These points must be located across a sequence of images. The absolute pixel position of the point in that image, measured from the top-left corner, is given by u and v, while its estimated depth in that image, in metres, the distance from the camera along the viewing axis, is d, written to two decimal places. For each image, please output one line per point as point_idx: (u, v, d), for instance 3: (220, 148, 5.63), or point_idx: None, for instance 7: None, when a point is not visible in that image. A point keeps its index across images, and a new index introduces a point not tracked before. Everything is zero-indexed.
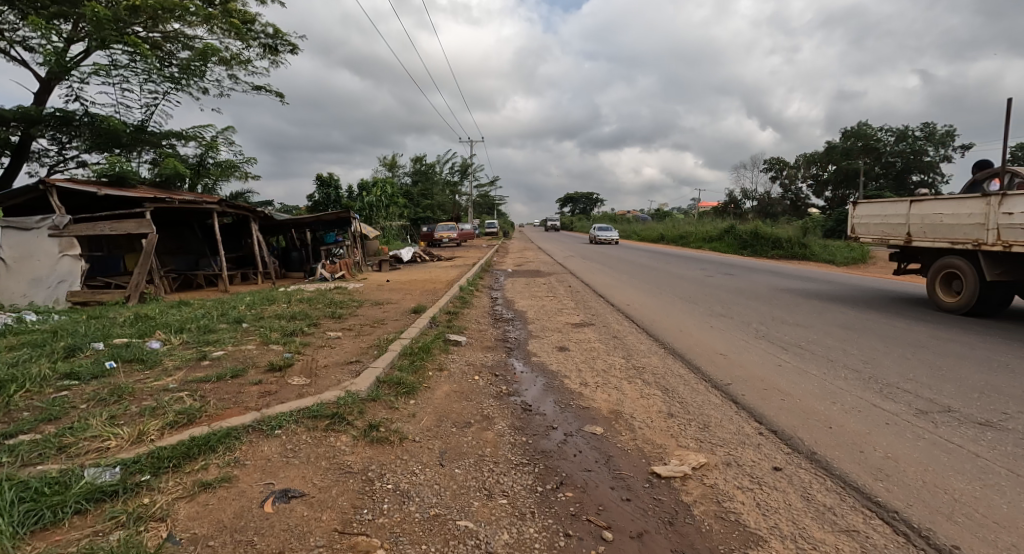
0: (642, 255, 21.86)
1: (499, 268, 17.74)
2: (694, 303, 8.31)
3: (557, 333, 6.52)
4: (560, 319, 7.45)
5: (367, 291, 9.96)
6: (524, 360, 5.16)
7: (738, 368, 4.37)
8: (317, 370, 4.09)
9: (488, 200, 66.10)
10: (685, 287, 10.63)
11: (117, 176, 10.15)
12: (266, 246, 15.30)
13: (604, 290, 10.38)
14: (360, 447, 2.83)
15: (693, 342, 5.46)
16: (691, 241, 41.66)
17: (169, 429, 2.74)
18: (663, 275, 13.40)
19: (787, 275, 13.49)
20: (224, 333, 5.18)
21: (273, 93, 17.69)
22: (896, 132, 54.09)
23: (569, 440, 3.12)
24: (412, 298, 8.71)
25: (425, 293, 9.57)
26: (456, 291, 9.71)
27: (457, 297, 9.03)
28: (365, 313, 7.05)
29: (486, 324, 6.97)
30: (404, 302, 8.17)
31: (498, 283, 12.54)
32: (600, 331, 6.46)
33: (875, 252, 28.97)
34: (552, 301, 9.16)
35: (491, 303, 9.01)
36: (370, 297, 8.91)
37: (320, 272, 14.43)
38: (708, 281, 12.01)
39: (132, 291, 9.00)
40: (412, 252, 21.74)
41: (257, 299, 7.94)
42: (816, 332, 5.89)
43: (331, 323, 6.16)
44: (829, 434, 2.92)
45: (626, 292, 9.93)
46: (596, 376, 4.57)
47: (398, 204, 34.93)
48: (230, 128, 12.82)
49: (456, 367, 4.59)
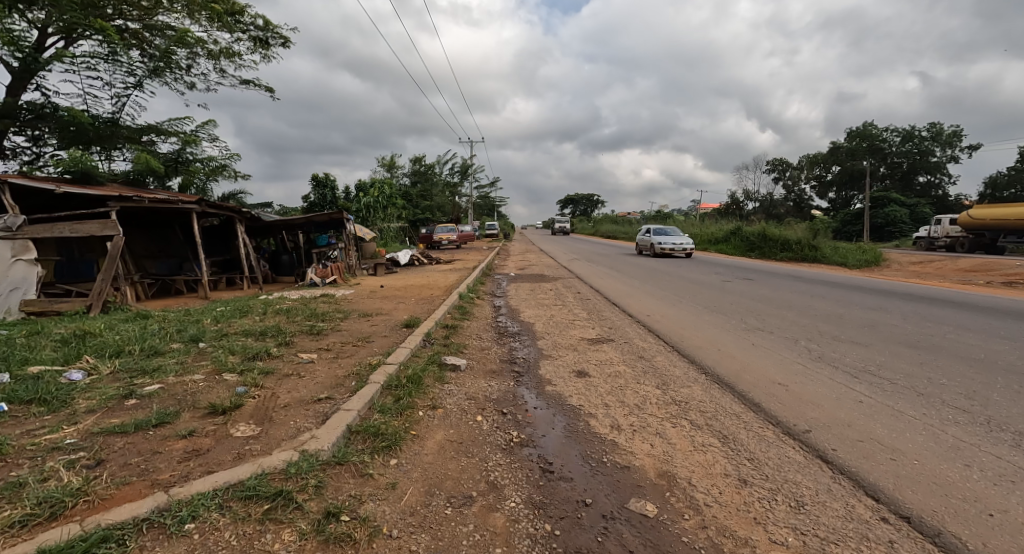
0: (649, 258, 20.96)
1: (501, 272, 16.86)
2: (725, 314, 7.39)
3: (572, 353, 5.57)
4: (573, 334, 6.51)
5: (357, 299, 9.01)
6: (536, 391, 4.21)
7: (813, 407, 3.43)
8: (273, 413, 3.16)
9: (489, 202, 65.09)
10: (709, 295, 9.70)
11: (82, 171, 9.25)
12: (253, 249, 14.40)
13: (619, 298, 9.45)
14: (310, 553, 1.90)
15: (740, 367, 4.55)
16: (696, 243, 40.77)
17: (13, 535, 1.81)
18: (679, 281, 12.50)
19: (810, 280, 12.61)
20: (171, 358, 4.25)
21: (263, 87, 16.88)
22: (901, 132, 53.32)
23: (611, 530, 2.20)
24: (406, 309, 7.77)
25: (420, 302, 8.62)
26: (455, 299, 8.77)
27: (456, 307, 8.11)
28: (350, 328, 6.12)
29: (489, 341, 6.05)
30: (396, 314, 7.25)
31: (501, 290, 11.58)
32: (622, 350, 5.52)
33: (885, 254, 28.13)
34: (562, 312, 8.22)
35: (492, 313, 8.07)
36: (360, 306, 7.96)
37: (310, 276, 13.55)
38: (728, 287, 11.11)
39: (95, 300, 8.06)
40: (410, 255, 20.83)
41: (230, 310, 7.00)
42: (879, 353, 4.98)
43: (306, 342, 5.22)
44: (999, 532, 1.99)
45: (644, 301, 9.01)
46: (629, 415, 3.63)
47: (396, 205, 33.98)
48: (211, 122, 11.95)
49: (453, 404, 3.67)
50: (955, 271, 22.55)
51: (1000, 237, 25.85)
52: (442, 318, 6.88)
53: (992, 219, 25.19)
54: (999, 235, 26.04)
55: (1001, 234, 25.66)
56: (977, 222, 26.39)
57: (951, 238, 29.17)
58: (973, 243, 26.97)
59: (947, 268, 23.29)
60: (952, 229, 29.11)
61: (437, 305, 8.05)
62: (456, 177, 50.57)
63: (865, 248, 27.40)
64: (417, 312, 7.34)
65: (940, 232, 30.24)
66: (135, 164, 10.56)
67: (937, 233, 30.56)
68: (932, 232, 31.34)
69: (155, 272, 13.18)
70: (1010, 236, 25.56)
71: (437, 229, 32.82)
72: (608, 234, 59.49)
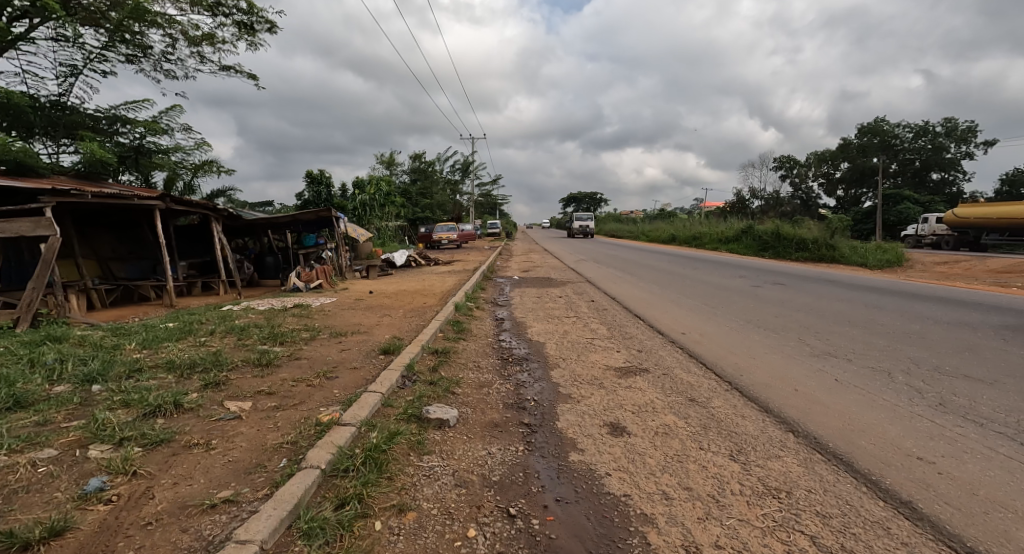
0: (660, 259, 19.65)
1: (503, 274, 15.57)
2: (778, 333, 6.08)
3: (598, 393, 4.21)
4: (596, 362, 5.18)
5: (335, 311, 7.69)
6: (556, 466, 2.91)
7: (1015, 521, 2.12)
8: (117, 544, 1.85)
9: (491, 201, 63.51)
10: (746, 304, 8.40)
11: (14, 161, 7.94)
12: (231, 250, 13.16)
13: (645, 309, 8.11)
14: None
15: (842, 422, 3.24)
16: (705, 242, 39.44)
17: None
18: (705, 286, 11.19)
19: (847, 285, 11.33)
20: (29, 416, 2.94)
21: (245, 74, 15.63)
22: (914, 128, 51.85)
23: None
24: (390, 326, 6.45)
25: (411, 315, 7.30)
26: (451, 311, 7.45)
27: (451, 322, 6.80)
28: (314, 357, 4.79)
29: (490, 373, 4.72)
30: (376, 333, 5.96)
31: (503, 297, 10.22)
32: (665, 391, 4.18)
33: (906, 255, 26.72)
34: (578, 329, 6.88)
35: (494, 330, 6.76)
36: (336, 323, 6.63)
37: (293, 281, 12.33)
38: (759, 293, 9.85)
39: (23, 312, 6.79)
40: (406, 256, 19.57)
41: (172, 329, 5.68)
42: (1018, 397, 3.68)
43: (246, 380, 3.89)
44: None
45: (673, 313, 7.71)
46: (707, 522, 2.31)
47: (393, 203, 32.71)
48: (175, 108, 10.64)
49: (432, 503, 2.36)
50: (985, 271, 21.16)
51: (982, 236, 27.33)
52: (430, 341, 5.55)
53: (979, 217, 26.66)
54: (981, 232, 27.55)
55: (984, 231, 26.92)
56: (962, 220, 27.88)
57: (934, 236, 30.39)
58: (957, 240, 28.42)
59: (976, 269, 21.87)
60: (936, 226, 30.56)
61: (429, 320, 6.74)
62: (457, 174, 49.16)
63: (885, 247, 25.99)
64: (403, 331, 6.04)
65: (926, 229, 31.77)
66: (83, 154, 9.22)
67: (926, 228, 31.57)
68: (920, 230, 32.35)
69: (124, 275, 12.32)
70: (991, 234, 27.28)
71: (436, 229, 31.53)
72: (613, 233, 57.98)
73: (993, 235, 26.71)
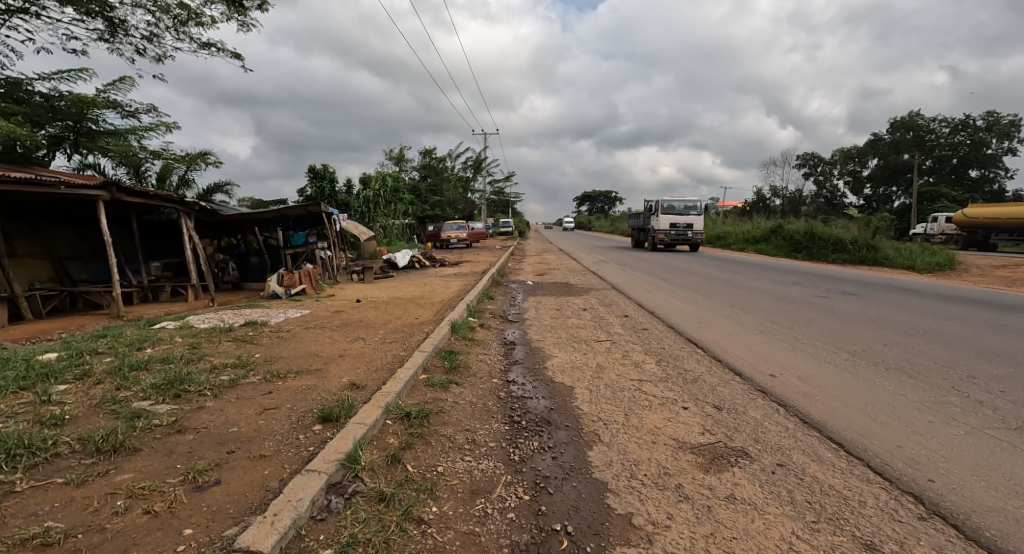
0: (690, 261, 17.65)
1: (515, 278, 13.79)
2: (915, 377, 4.19)
3: (682, 518, 2.34)
4: (658, 434, 3.28)
5: (298, 333, 5.88)
6: None
7: None
8: None
9: (505, 199, 61.45)
10: (831, 324, 6.50)
11: None
12: (204, 250, 11.52)
13: (699, 331, 6.23)
14: None
15: None
16: (731, 242, 36.97)
17: None
18: (762, 297, 9.23)
19: (936, 295, 9.25)
20: None
21: (229, 53, 14.00)
22: (950, 122, 48.74)
23: None
24: (355, 361, 4.62)
25: (392, 342, 5.45)
26: (445, 336, 5.58)
27: (441, 354, 4.93)
28: (211, 427, 2.98)
29: (488, 463, 2.86)
30: (330, 376, 4.11)
31: (515, 311, 8.30)
32: (805, 518, 2.30)
33: (958, 256, 24.14)
34: (619, 366, 4.98)
35: (501, 367, 4.89)
36: (287, 355, 4.80)
37: (272, 286, 10.72)
38: (834, 307, 7.90)
39: None
40: (410, 257, 17.91)
41: (35, 367, 3.91)
42: None
43: (34, 499, 2.10)
44: None
45: (741, 338, 5.83)
46: None
47: (401, 200, 31.01)
48: (122, 80, 9.00)
49: None
50: None
51: (992, 235, 25.85)
52: (402, 397, 3.68)
53: (988, 217, 24.95)
54: (991, 232, 25.78)
55: (993, 232, 25.38)
56: (970, 220, 26.27)
57: (948, 236, 28.96)
58: (967, 240, 26.78)
59: None
60: (947, 227, 29.38)
61: (411, 352, 4.89)
62: (469, 171, 47.12)
63: (934, 250, 23.43)
64: (372, 373, 4.20)
65: (936, 229, 30.22)
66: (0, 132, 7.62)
67: (934, 231, 29.85)
68: (927, 229, 31.14)
69: (84, 278, 10.82)
70: (1000, 234, 25.65)
71: (444, 227, 29.79)
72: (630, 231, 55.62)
73: (1003, 235, 25.27)
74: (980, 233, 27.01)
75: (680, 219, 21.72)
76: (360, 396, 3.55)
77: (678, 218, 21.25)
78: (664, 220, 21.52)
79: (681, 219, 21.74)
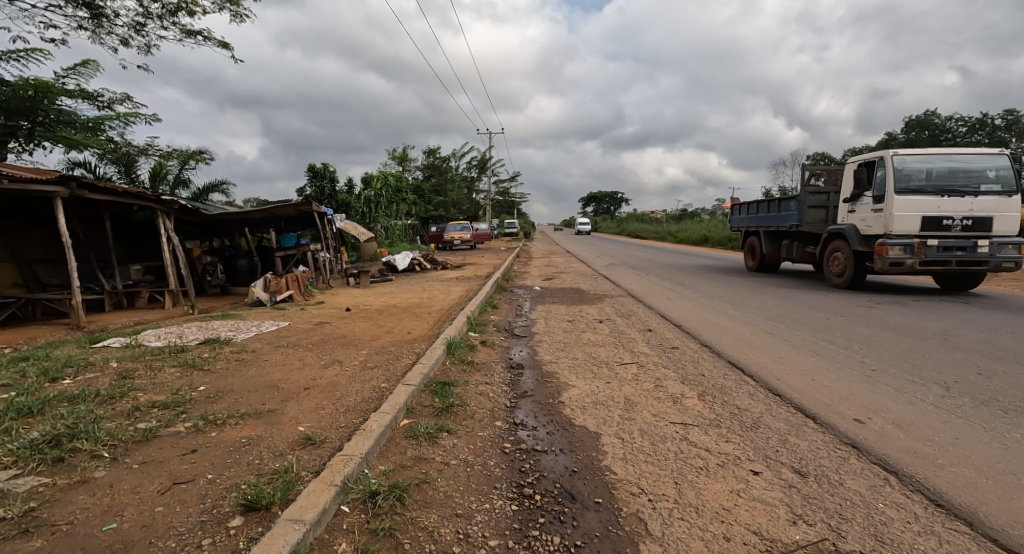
0: (707, 265, 16.65)
1: (520, 283, 12.83)
2: None
3: None
4: (730, 525, 2.29)
5: (264, 355, 4.91)
6: None
7: None
8: None
9: (509, 199, 60.43)
10: (895, 342, 5.52)
11: None
12: (184, 251, 10.62)
13: (742, 354, 5.23)
14: None
15: None
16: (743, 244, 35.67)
17: None
18: (799, 307, 8.22)
19: (998, 305, 8.16)
20: None
21: (217, 42, 13.13)
22: (967, 121, 47.36)
23: None
24: (321, 399, 3.63)
25: (373, 369, 4.47)
26: (437, 362, 4.57)
27: (430, 388, 3.93)
28: (79, 522, 2.01)
29: None
30: (282, 423, 3.13)
31: (522, 324, 7.33)
32: None
33: None
34: (654, 404, 3.96)
35: (505, 405, 3.89)
36: (239, 388, 3.82)
37: (256, 292, 9.83)
38: (889, 320, 6.88)
39: None
40: (410, 259, 17.00)
41: None
42: None
43: None
44: None
45: (795, 362, 4.84)
46: None
47: (404, 200, 30.17)
48: (86, 63, 8.09)
49: None
50: None
51: None
52: (370, 461, 2.70)
53: None
54: None
55: None
56: None
57: None
58: None
59: None
60: None
61: (392, 385, 3.90)
62: (474, 171, 46.23)
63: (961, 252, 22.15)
64: (337, 419, 3.21)
65: None
66: None
67: None
68: None
69: (54, 283, 9.96)
70: None
71: (449, 229, 29.05)
72: (638, 232, 54.39)
73: None
74: None
75: (951, 202, 8.63)
76: (311, 461, 2.56)
77: (948, 200, 8.59)
78: (908, 210, 8.65)
79: (951, 206, 8.61)
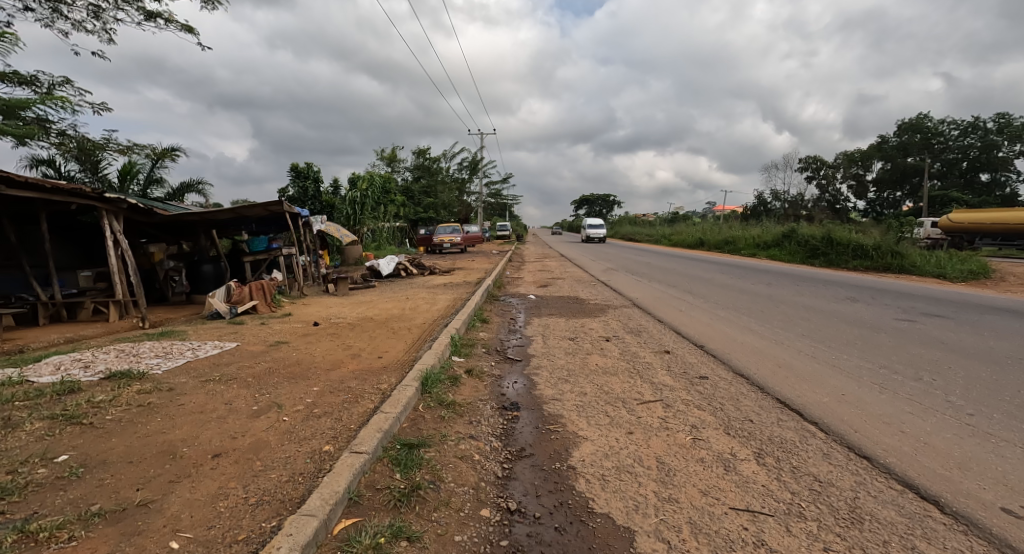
0: (711, 271, 15.67)
1: (512, 291, 11.74)
2: None
3: None
4: None
5: (183, 395, 3.79)
6: None
7: None
8: None
9: (502, 202, 59.27)
10: (972, 372, 4.51)
11: None
12: (133, 257, 9.39)
13: (791, 388, 4.19)
14: None
15: None
16: (741, 247, 34.85)
17: None
18: (831, 322, 7.23)
19: None
20: None
21: (179, 26, 11.93)
22: (959, 124, 47.14)
23: None
24: (227, 478, 2.50)
25: (319, 420, 3.34)
26: (404, 409, 3.45)
27: (391, 457, 2.80)
28: None
29: None
30: (148, 534, 2.00)
31: (517, 343, 6.22)
32: None
33: (989, 261, 22.20)
34: (700, 473, 2.87)
35: (495, 480, 2.79)
36: (115, 457, 2.69)
37: (216, 304, 8.60)
38: (947, 340, 5.88)
39: None
40: (394, 264, 15.84)
41: None
42: None
43: None
44: None
45: (864, 402, 3.80)
46: None
47: (391, 202, 28.99)
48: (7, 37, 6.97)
49: None
50: None
51: (976, 240, 25.12)
52: None
53: (992, 222, 23.59)
54: (973, 238, 25.18)
55: (974, 237, 24.84)
56: (953, 225, 25.40)
57: (933, 240, 27.48)
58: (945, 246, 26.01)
59: None
60: (933, 232, 27.95)
61: (339, 452, 2.79)
62: (465, 172, 45.09)
63: (964, 256, 21.36)
64: (236, 524, 2.09)
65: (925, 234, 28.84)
66: None
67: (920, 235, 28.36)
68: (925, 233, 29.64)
69: None
70: (984, 239, 24.94)
71: (438, 231, 27.90)
72: (632, 234, 53.54)
73: (984, 240, 24.59)
74: (964, 240, 26.17)
75: None
76: None
77: None
78: None
79: None
